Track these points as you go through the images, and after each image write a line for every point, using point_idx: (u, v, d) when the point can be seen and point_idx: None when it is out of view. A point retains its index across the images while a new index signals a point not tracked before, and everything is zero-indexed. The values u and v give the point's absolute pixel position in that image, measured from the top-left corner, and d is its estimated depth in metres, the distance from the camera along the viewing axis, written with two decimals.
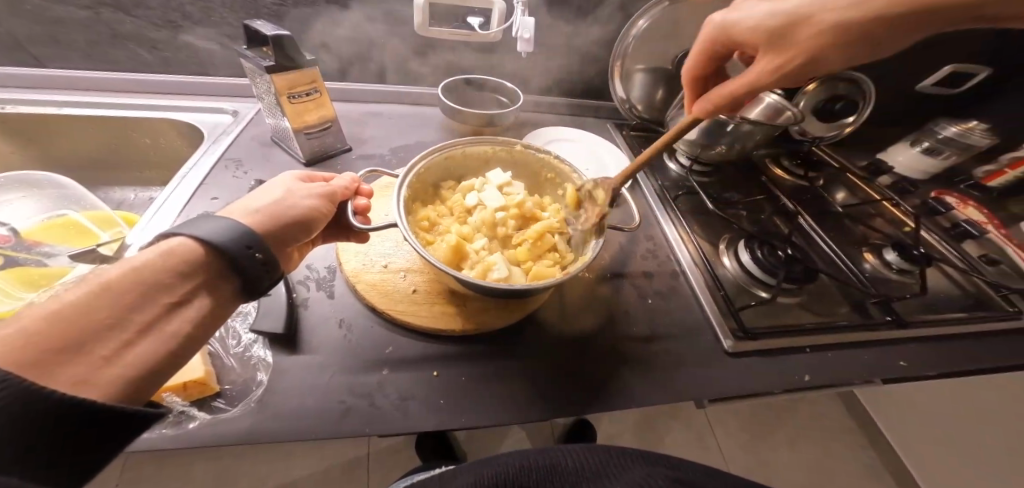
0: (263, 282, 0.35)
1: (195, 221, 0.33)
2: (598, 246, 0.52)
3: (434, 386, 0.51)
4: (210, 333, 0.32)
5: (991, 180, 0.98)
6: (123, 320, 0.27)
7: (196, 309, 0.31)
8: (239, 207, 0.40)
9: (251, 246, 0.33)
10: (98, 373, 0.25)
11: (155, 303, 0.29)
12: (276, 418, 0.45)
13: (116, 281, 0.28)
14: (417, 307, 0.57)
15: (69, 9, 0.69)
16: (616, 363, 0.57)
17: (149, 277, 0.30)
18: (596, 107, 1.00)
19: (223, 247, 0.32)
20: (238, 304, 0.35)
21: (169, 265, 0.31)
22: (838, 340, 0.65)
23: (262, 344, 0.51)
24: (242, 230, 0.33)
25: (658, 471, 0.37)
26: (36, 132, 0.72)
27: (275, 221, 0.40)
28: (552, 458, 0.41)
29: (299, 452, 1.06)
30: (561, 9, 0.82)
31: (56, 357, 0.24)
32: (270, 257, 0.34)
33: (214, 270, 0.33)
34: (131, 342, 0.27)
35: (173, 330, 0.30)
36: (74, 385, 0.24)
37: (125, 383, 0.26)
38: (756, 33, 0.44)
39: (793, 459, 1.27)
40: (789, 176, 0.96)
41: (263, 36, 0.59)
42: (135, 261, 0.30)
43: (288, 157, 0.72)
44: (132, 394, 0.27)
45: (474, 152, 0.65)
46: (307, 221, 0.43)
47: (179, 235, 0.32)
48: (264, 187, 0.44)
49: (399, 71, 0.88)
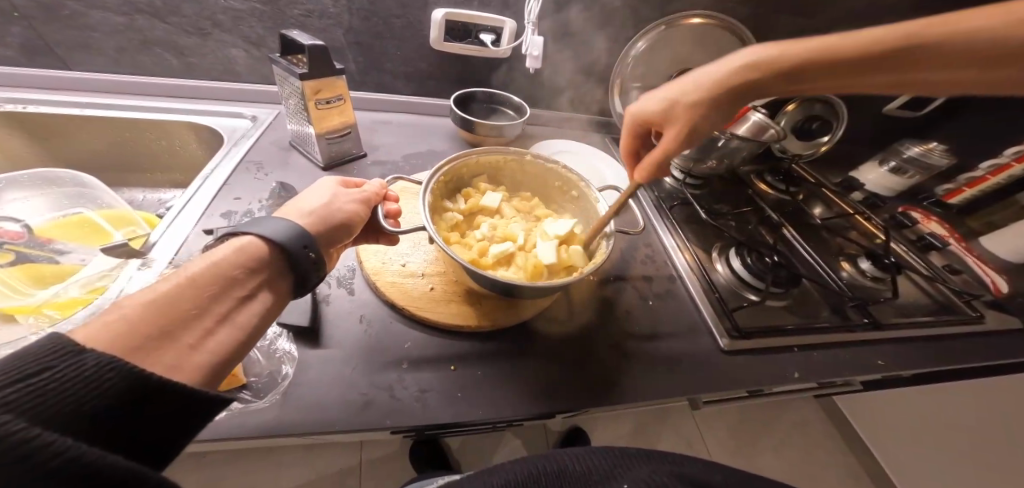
0: (313, 279, 0.41)
1: (261, 223, 0.39)
2: (610, 246, 0.57)
3: (451, 379, 0.54)
4: (268, 325, 0.37)
5: (951, 198, 1.10)
6: (204, 310, 0.32)
7: (261, 303, 0.36)
8: (292, 210, 0.44)
9: (307, 246, 0.39)
10: (187, 357, 0.29)
11: (230, 295, 0.34)
12: (301, 409, 0.47)
13: (198, 274, 0.33)
14: (434, 304, 0.60)
15: (102, 15, 0.70)
16: (621, 358, 0.61)
17: (225, 271, 0.35)
18: (596, 122, 1.06)
19: (287, 245, 0.38)
20: (288, 299, 0.40)
21: (240, 261, 0.36)
22: (819, 340, 0.71)
23: (287, 337, 0.53)
24: (301, 232, 0.39)
25: (659, 467, 0.42)
26: (58, 132, 0.73)
27: (325, 223, 0.44)
28: (557, 460, 0.45)
29: (292, 460, 1.05)
30: (569, 30, 0.89)
31: (155, 342, 0.28)
32: (321, 256, 0.41)
33: (275, 268, 0.38)
34: (210, 331, 0.32)
35: (242, 322, 0.34)
36: (169, 368, 0.28)
37: (208, 367, 0.31)
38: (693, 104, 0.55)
39: (780, 464, 1.32)
40: (772, 191, 1.02)
41: (298, 46, 0.63)
42: (214, 257, 0.35)
43: (306, 161, 0.74)
44: (209, 380, 0.31)
45: (489, 160, 0.69)
46: (351, 224, 0.48)
47: (248, 234, 0.38)
48: (311, 191, 0.48)
49: (411, 83, 0.92)
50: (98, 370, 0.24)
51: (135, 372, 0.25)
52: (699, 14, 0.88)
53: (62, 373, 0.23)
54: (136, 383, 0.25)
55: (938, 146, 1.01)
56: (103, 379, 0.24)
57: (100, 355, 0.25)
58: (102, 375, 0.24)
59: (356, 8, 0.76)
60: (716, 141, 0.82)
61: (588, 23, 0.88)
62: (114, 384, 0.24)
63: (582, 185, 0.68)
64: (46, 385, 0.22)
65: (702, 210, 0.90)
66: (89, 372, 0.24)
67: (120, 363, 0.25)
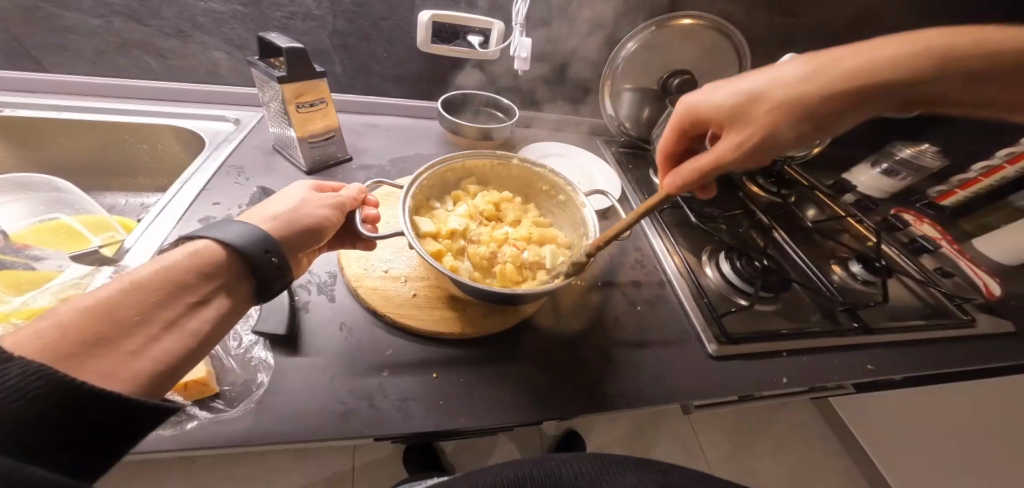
0: (276, 284, 0.40)
1: (219, 226, 0.38)
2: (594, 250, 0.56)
3: (433, 387, 0.53)
4: (224, 332, 0.36)
5: (944, 199, 1.11)
6: (150, 316, 0.31)
7: (216, 309, 0.35)
8: (257, 215, 0.43)
9: (269, 251, 0.38)
10: (126, 365, 0.29)
11: (180, 301, 0.33)
12: (275, 419, 0.46)
13: (145, 279, 0.32)
14: (417, 311, 0.59)
15: (80, 17, 0.70)
16: (608, 365, 0.60)
17: (176, 276, 0.34)
18: (587, 124, 1.05)
19: (245, 250, 0.37)
20: (249, 306, 0.39)
21: (195, 266, 0.35)
22: (809, 344, 0.70)
23: (263, 345, 0.52)
24: (262, 236, 0.38)
25: (653, 479, 0.41)
26: (34, 136, 0.72)
27: (290, 228, 0.43)
28: (547, 465, 0.43)
29: (281, 465, 1.04)
30: (556, 32, 0.88)
31: (90, 350, 0.27)
32: (284, 261, 0.39)
33: (234, 273, 0.37)
34: (156, 337, 0.31)
35: (193, 329, 0.33)
36: (103, 376, 0.27)
37: (151, 375, 0.30)
38: (721, 112, 0.40)
39: (776, 469, 1.31)
40: (764, 193, 1.01)
41: (276, 48, 0.62)
42: (165, 262, 0.34)
43: (289, 165, 0.74)
44: (150, 388, 0.30)
45: (474, 164, 0.69)
46: (321, 229, 0.47)
47: (203, 238, 0.37)
48: (280, 195, 0.47)
49: (399, 86, 0.91)
50: (24, 379, 0.23)
51: (66, 382, 0.24)
52: (689, 15, 0.87)
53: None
54: (69, 392, 0.24)
55: (930, 147, 1.00)
56: (31, 389, 0.23)
57: (27, 365, 0.24)
58: (28, 386, 0.23)
59: (340, 9, 0.75)
60: None
61: (576, 25, 0.87)
62: (44, 393, 0.23)
63: (567, 188, 0.67)
64: None
65: (691, 213, 0.89)
66: (13, 382, 0.23)
67: (49, 372, 0.24)
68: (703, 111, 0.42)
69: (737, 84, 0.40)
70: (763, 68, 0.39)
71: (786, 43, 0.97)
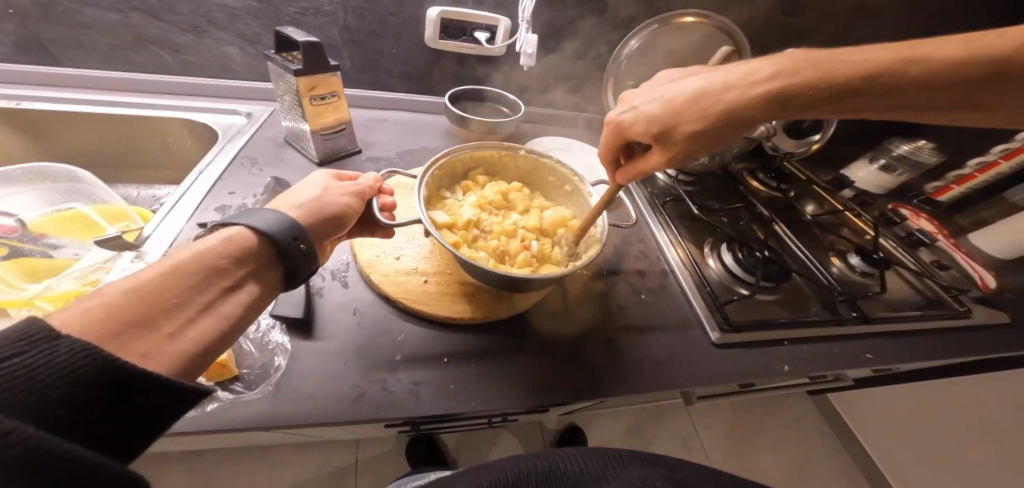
0: (303, 271, 0.41)
1: (250, 214, 0.40)
2: (604, 235, 0.59)
3: (444, 371, 0.54)
4: (254, 317, 0.37)
5: (940, 195, 1.12)
6: (187, 299, 0.32)
7: (247, 294, 0.37)
8: (285, 202, 0.45)
9: (297, 238, 0.40)
10: (164, 347, 0.30)
11: (214, 285, 0.35)
12: (293, 400, 0.47)
13: (182, 263, 0.34)
14: (429, 295, 0.61)
15: (98, 12, 0.71)
16: (612, 353, 0.62)
17: (211, 260, 0.35)
18: (591, 120, 1.07)
19: (276, 237, 0.39)
20: (277, 291, 0.41)
21: (228, 251, 0.37)
22: (809, 333, 0.71)
23: (280, 329, 0.53)
24: (291, 224, 0.40)
25: (654, 471, 0.43)
26: (50, 129, 0.73)
27: (316, 216, 0.45)
28: (550, 460, 0.45)
29: (287, 459, 1.04)
30: (562, 29, 0.89)
31: (132, 329, 0.28)
32: (311, 249, 0.41)
33: (264, 259, 0.39)
34: (192, 320, 0.32)
35: (225, 312, 0.35)
36: (144, 357, 0.28)
37: (186, 357, 0.31)
38: (648, 130, 0.48)
39: (774, 463, 1.33)
40: (765, 188, 1.04)
41: (293, 42, 0.63)
42: (200, 246, 0.36)
43: (301, 157, 0.75)
44: (187, 369, 0.31)
45: (483, 155, 0.70)
46: (344, 217, 0.48)
47: (237, 225, 0.39)
48: (304, 183, 0.49)
49: (406, 81, 0.93)
50: (71, 358, 0.24)
51: (109, 361, 0.25)
52: (694, 13, 0.88)
53: (34, 360, 0.23)
54: (110, 372, 0.25)
55: (927, 143, 1.02)
56: (77, 367, 0.24)
57: (75, 344, 0.25)
58: (76, 364, 0.24)
59: (351, 5, 0.77)
60: None
61: (582, 21, 0.89)
62: (87, 372, 0.25)
63: (574, 178, 0.69)
64: (16, 372, 0.22)
65: (694, 205, 0.90)
66: (63, 360, 0.24)
67: (94, 352, 0.25)
68: (633, 126, 0.50)
69: (656, 101, 0.48)
70: (677, 84, 0.47)
71: (786, 41, 0.99)
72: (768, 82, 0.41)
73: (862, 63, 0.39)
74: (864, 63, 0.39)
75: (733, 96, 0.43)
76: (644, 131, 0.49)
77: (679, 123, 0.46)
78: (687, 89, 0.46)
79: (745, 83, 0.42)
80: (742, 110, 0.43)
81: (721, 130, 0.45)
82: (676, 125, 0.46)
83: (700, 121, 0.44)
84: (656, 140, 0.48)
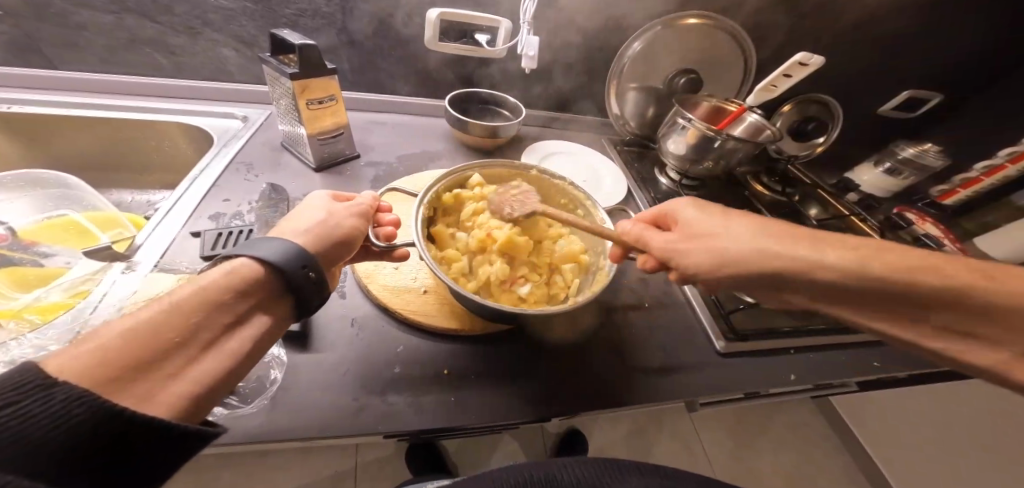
0: (313, 300, 0.39)
1: (257, 243, 0.38)
2: (614, 267, 0.58)
3: (446, 382, 0.53)
4: (260, 351, 0.35)
5: (945, 199, 1.10)
6: (190, 337, 0.30)
7: (253, 328, 0.35)
8: (289, 227, 0.44)
9: (306, 266, 0.38)
10: (164, 390, 0.28)
11: (218, 321, 0.33)
12: (287, 415, 0.45)
13: (184, 298, 0.32)
14: (429, 306, 0.60)
15: (92, 14, 0.70)
16: (616, 364, 0.60)
17: (214, 295, 0.33)
18: (593, 123, 1.05)
19: (285, 266, 0.37)
20: (286, 322, 0.39)
21: (232, 284, 0.35)
22: (815, 342, 0.70)
23: (276, 342, 0.52)
24: (299, 251, 0.38)
25: (653, 483, 0.42)
26: (42, 132, 0.72)
27: (323, 242, 0.44)
28: (547, 469, 0.43)
29: (284, 465, 1.03)
30: (564, 30, 0.88)
31: (129, 373, 0.27)
32: (321, 276, 0.39)
33: (270, 290, 0.37)
34: (195, 359, 0.30)
35: (230, 350, 0.33)
36: (141, 402, 0.26)
37: (187, 400, 0.29)
38: (684, 223, 0.48)
39: (778, 468, 1.32)
40: (768, 192, 1.02)
41: (289, 45, 0.62)
42: (202, 281, 0.34)
43: (298, 162, 0.74)
44: (190, 412, 0.29)
45: (494, 172, 0.70)
46: (350, 240, 0.47)
47: (242, 255, 0.37)
48: (303, 208, 0.47)
49: (405, 84, 0.91)
50: (66, 406, 0.23)
51: (106, 407, 0.24)
52: (696, 14, 0.88)
53: (28, 410, 0.22)
54: (108, 419, 0.24)
55: (932, 147, 1.02)
56: (73, 415, 0.23)
57: (70, 390, 0.24)
58: (70, 412, 0.23)
59: (349, 7, 0.75)
60: (713, 141, 0.82)
61: (584, 22, 0.87)
62: (85, 419, 0.23)
63: (587, 202, 0.67)
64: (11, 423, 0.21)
65: None
66: (58, 409, 0.23)
67: (89, 398, 0.24)
68: (676, 220, 0.50)
69: (711, 213, 0.47)
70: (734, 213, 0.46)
71: (791, 42, 0.98)
72: (829, 260, 0.39)
73: (919, 267, 0.37)
74: (918, 273, 0.37)
75: (777, 248, 0.41)
76: (681, 226, 0.48)
77: (717, 233, 0.44)
78: (748, 219, 0.45)
79: (805, 246, 0.41)
80: (771, 265, 0.41)
81: (740, 267, 0.43)
82: (713, 234, 0.44)
83: (732, 244, 0.43)
84: (681, 234, 0.48)
